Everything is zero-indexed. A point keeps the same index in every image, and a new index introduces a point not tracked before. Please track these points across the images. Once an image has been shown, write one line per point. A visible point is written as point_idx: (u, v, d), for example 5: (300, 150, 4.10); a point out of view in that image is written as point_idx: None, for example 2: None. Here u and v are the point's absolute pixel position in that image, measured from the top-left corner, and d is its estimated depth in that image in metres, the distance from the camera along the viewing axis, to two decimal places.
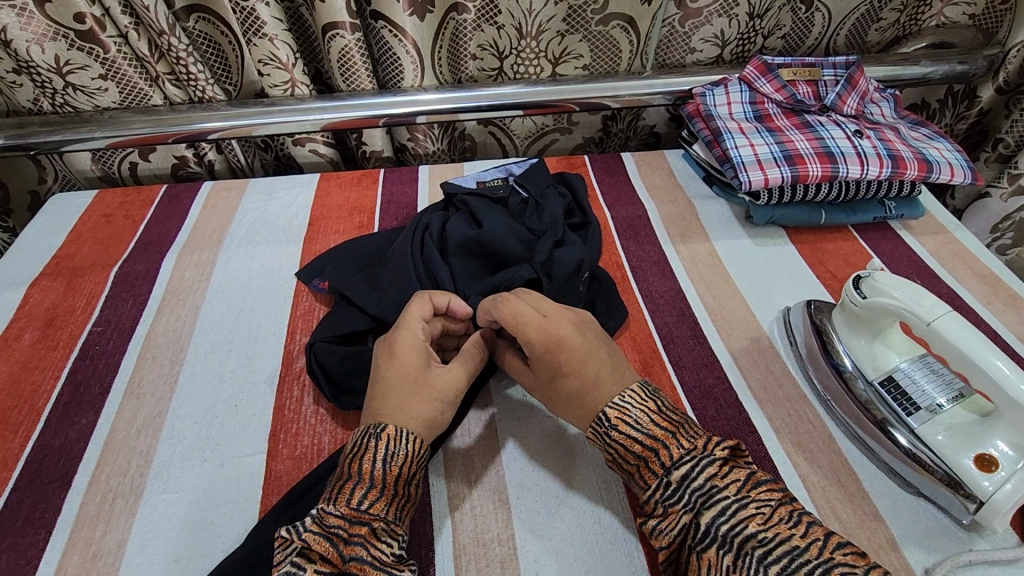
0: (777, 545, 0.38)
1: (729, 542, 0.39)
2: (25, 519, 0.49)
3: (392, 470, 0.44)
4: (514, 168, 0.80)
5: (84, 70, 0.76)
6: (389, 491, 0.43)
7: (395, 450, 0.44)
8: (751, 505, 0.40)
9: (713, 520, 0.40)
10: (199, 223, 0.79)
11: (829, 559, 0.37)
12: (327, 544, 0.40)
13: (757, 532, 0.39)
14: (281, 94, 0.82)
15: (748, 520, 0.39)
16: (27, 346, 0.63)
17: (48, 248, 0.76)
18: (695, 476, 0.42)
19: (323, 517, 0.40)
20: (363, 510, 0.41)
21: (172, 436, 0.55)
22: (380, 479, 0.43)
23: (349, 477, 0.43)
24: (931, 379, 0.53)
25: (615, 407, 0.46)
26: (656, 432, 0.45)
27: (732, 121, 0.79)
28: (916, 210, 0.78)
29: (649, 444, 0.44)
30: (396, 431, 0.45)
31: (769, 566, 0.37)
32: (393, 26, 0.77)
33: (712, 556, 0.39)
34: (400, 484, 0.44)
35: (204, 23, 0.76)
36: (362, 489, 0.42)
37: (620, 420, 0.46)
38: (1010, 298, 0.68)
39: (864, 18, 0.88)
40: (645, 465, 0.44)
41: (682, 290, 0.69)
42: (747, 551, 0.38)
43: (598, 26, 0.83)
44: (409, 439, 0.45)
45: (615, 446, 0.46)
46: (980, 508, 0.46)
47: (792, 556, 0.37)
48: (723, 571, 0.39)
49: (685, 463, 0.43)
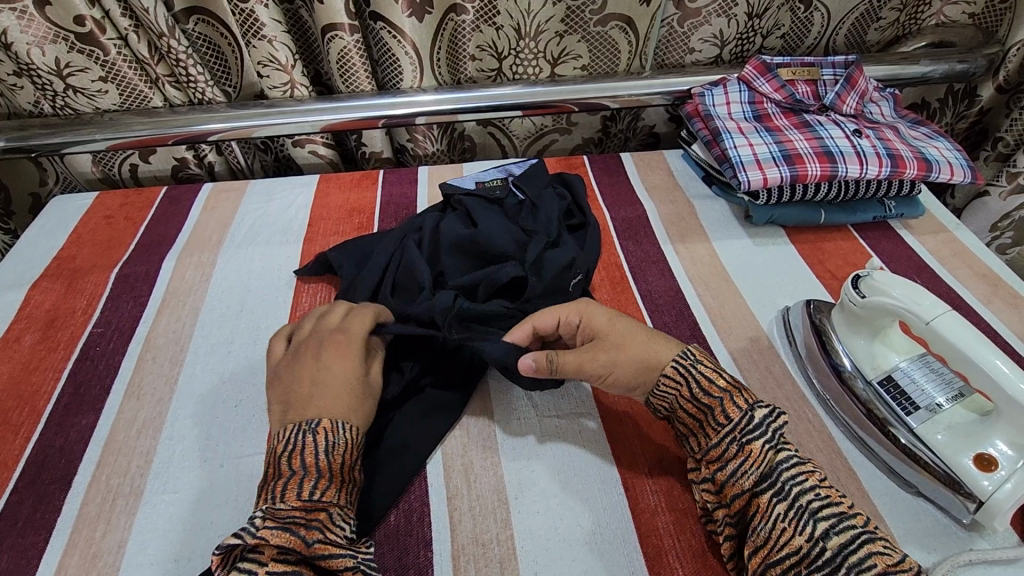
0: (829, 505, 0.41)
1: (786, 491, 0.42)
2: (26, 520, 0.49)
3: (336, 459, 0.44)
4: (514, 168, 0.80)
5: (84, 73, 0.77)
6: (338, 478, 0.44)
7: (335, 440, 0.45)
8: (808, 463, 0.44)
9: (779, 465, 0.43)
10: (200, 225, 0.79)
11: (872, 531, 0.40)
12: (288, 534, 0.39)
13: (814, 487, 0.42)
14: (280, 95, 0.83)
15: (808, 474, 0.43)
16: (27, 347, 0.63)
17: (49, 250, 0.76)
18: (773, 421, 0.45)
19: (275, 512, 0.40)
20: (315, 499, 0.42)
21: (171, 437, 0.55)
22: (327, 468, 0.43)
23: (290, 472, 0.43)
24: (931, 379, 0.53)
25: (696, 350, 0.50)
26: (737, 380, 0.48)
27: (731, 121, 0.79)
28: (916, 209, 0.78)
29: (732, 384, 0.47)
30: (331, 422, 0.45)
31: (819, 521, 0.40)
32: (392, 28, 0.77)
33: (766, 501, 0.42)
34: (347, 471, 0.45)
35: (203, 25, 0.77)
36: (311, 480, 0.42)
37: (704, 358, 0.49)
38: (1011, 297, 0.67)
39: (863, 18, 0.88)
40: (729, 399, 0.46)
41: (681, 289, 0.69)
42: (802, 502, 0.41)
43: (596, 26, 0.83)
44: (345, 428, 0.46)
45: (701, 377, 0.47)
46: (980, 507, 0.46)
47: (841, 517, 0.40)
48: (775, 516, 0.41)
49: (765, 406, 0.46)
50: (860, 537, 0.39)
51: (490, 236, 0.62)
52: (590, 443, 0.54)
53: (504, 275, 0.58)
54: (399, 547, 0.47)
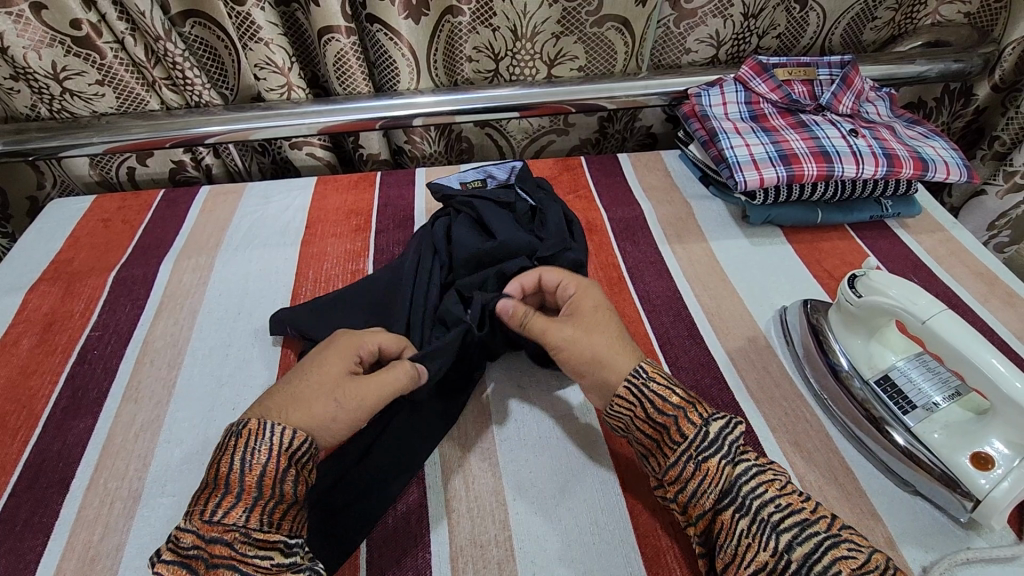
0: (791, 514, 0.41)
1: (747, 506, 0.42)
2: (24, 524, 0.49)
3: (251, 469, 0.42)
4: (495, 170, 0.77)
5: (81, 76, 0.77)
6: (251, 494, 0.41)
7: (255, 447, 0.42)
8: (769, 472, 0.44)
9: (737, 479, 0.43)
10: (197, 228, 0.79)
11: (837, 535, 0.40)
12: (183, 570, 0.39)
13: (774, 497, 0.42)
14: (277, 97, 0.83)
15: (768, 485, 0.43)
16: (25, 351, 0.63)
17: (46, 253, 0.76)
18: (728, 433, 0.45)
19: (177, 540, 0.40)
20: (217, 520, 0.40)
21: (169, 440, 0.55)
22: (238, 482, 0.41)
23: (209, 485, 0.42)
24: (927, 378, 0.53)
25: (650, 365, 0.49)
26: (691, 394, 0.47)
27: (728, 122, 0.79)
28: (913, 209, 0.79)
29: (684, 400, 0.46)
30: (255, 426, 0.43)
31: (782, 534, 0.40)
32: (389, 30, 0.77)
33: (728, 518, 0.42)
34: (269, 482, 0.42)
35: (200, 28, 0.77)
36: (218, 498, 0.41)
37: (656, 374, 0.48)
38: (1007, 296, 0.67)
39: (859, 17, 0.89)
40: (682, 416, 0.45)
41: (679, 290, 0.69)
42: (764, 516, 0.41)
43: (592, 27, 0.83)
44: (273, 431, 0.43)
45: (653, 397, 0.47)
46: (977, 506, 0.46)
47: (803, 526, 0.41)
48: (739, 532, 0.41)
49: (719, 418, 0.45)
50: (824, 545, 0.40)
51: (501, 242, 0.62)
52: (589, 444, 0.54)
53: (514, 267, 0.60)
54: (397, 549, 0.47)
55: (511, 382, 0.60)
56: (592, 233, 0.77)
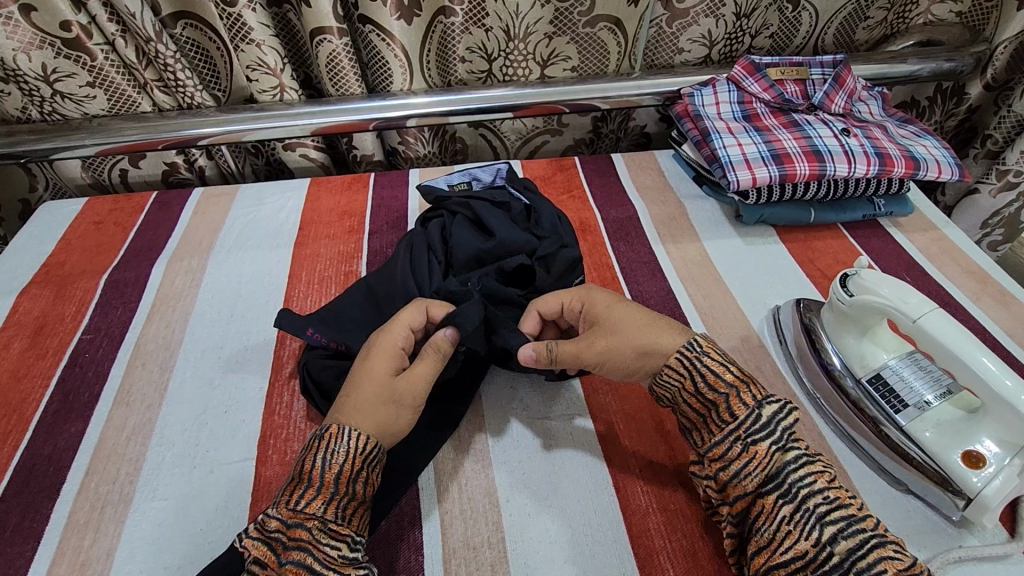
0: (838, 508, 0.41)
1: (792, 493, 0.42)
2: (14, 528, 0.49)
3: (332, 468, 0.43)
4: (480, 173, 0.77)
5: (72, 78, 0.76)
6: (329, 490, 0.42)
7: (336, 448, 0.44)
8: (817, 462, 0.43)
9: (785, 465, 0.43)
10: (190, 230, 0.79)
11: (884, 536, 0.40)
12: (265, 549, 0.40)
13: (824, 488, 0.42)
14: (270, 99, 0.83)
15: (817, 475, 0.42)
16: (16, 355, 0.63)
17: (38, 256, 0.75)
18: (783, 417, 0.44)
19: (264, 522, 0.41)
20: (297, 510, 0.41)
21: (161, 443, 0.55)
22: (319, 478, 0.43)
23: (293, 478, 0.43)
24: (919, 376, 0.53)
25: (704, 341, 0.50)
26: (744, 374, 0.47)
27: (720, 121, 0.79)
28: (905, 208, 0.79)
29: (738, 379, 0.47)
30: (337, 428, 0.45)
31: (826, 526, 0.40)
32: (381, 32, 0.77)
33: (771, 502, 0.42)
34: (343, 482, 0.43)
35: (191, 30, 0.76)
36: (301, 489, 0.42)
37: (711, 349, 0.49)
38: (999, 294, 0.68)
39: (851, 17, 0.89)
40: (735, 394, 0.46)
41: (672, 290, 0.69)
42: (808, 505, 0.41)
43: (585, 27, 0.83)
44: (352, 436, 0.44)
45: (706, 371, 0.47)
46: (969, 505, 0.46)
47: (850, 521, 0.40)
48: (780, 518, 0.41)
49: (773, 403, 0.45)
50: (870, 542, 0.39)
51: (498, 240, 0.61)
52: (584, 445, 0.54)
53: (513, 263, 0.60)
54: (390, 552, 0.47)
55: (503, 384, 0.60)
56: (585, 233, 0.77)
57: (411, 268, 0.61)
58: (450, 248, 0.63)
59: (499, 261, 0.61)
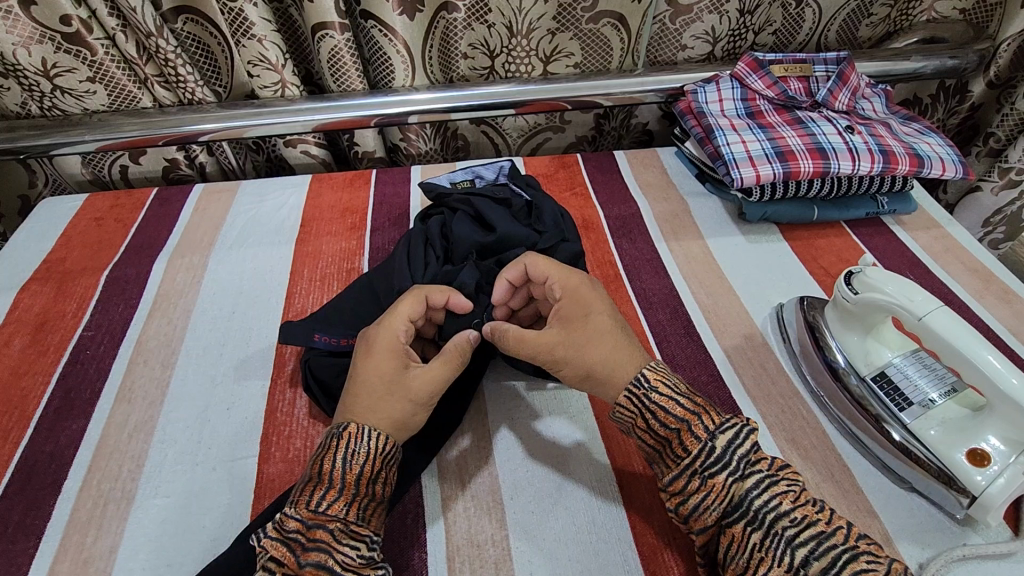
0: (807, 528, 0.40)
1: (759, 520, 0.41)
2: (16, 526, 0.49)
3: (352, 469, 0.43)
4: (483, 171, 0.77)
5: (72, 73, 0.76)
6: (350, 491, 0.43)
7: (356, 448, 0.44)
8: (782, 482, 0.42)
9: (748, 493, 0.41)
10: (191, 227, 0.79)
11: (854, 547, 0.39)
12: (284, 549, 0.40)
13: (790, 510, 0.41)
14: (271, 94, 0.82)
15: (781, 498, 0.41)
16: (17, 352, 0.63)
17: (38, 253, 0.75)
18: (739, 444, 0.43)
19: (282, 523, 0.41)
20: (318, 512, 0.41)
21: (164, 441, 0.55)
22: (339, 479, 0.43)
23: (312, 479, 0.43)
24: (924, 374, 0.53)
25: (653, 370, 0.47)
26: (696, 399, 0.45)
27: (724, 118, 0.79)
28: (909, 205, 0.79)
29: (689, 411, 0.44)
30: (356, 428, 0.45)
31: (797, 549, 0.39)
32: (383, 26, 0.76)
33: (739, 531, 0.41)
34: (364, 483, 0.43)
35: (192, 25, 0.76)
36: (321, 490, 0.42)
37: (660, 382, 0.46)
38: (1002, 292, 0.68)
39: (856, 14, 0.88)
40: (686, 429, 0.44)
41: (676, 288, 0.69)
42: (777, 530, 0.40)
43: (588, 23, 0.82)
44: (371, 436, 0.45)
45: (655, 409, 0.45)
46: (973, 502, 0.46)
47: (820, 540, 0.39)
48: (751, 547, 0.40)
49: (727, 429, 0.43)
50: (843, 560, 0.38)
51: (501, 237, 0.61)
52: (588, 442, 0.54)
53: (512, 254, 0.60)
54: (395, 550, 0.47)
55: (507, 382, 0.59)
56: (588, 231, 0.76)
57: (412, 263, 0.60)
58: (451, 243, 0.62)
59: (500, 253, 0.61)
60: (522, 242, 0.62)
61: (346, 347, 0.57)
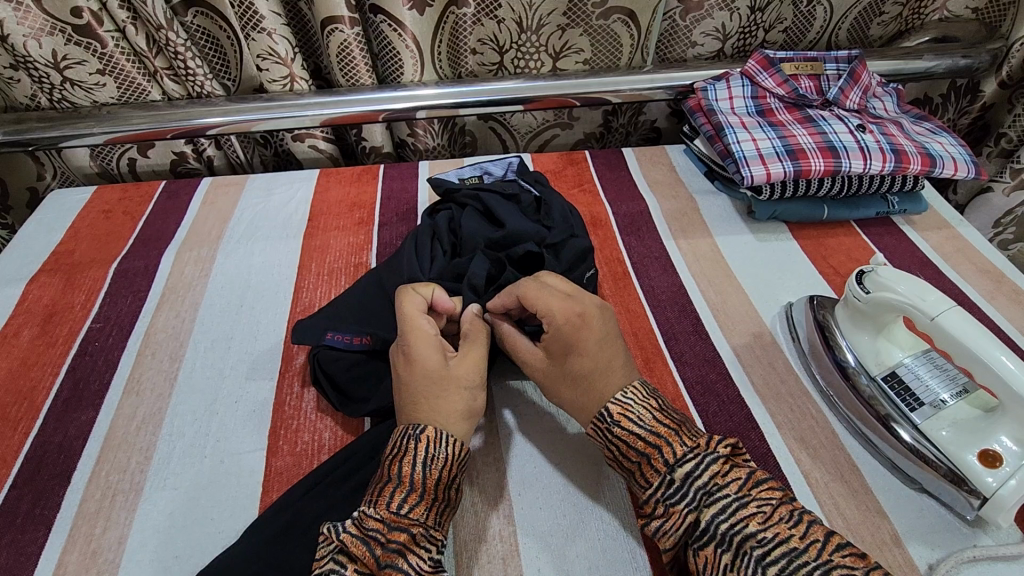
0: (776, 546, 0.38)
1: (727, 541, 0.39)
2: (25, 516, 0.49)
3: (432, 474, 0.43)
4: (492, 167, 0.77)
5: (82, 65, 0.76)
6: (429, 495, 0.43)
7: (435, 453, 0.44)
8: (750, 505, 0.41)
9: (714, 518, 0.40)
10: (199, 220, 0.79)
11: (827, 562, 0.37)
12: (363, 548, 0.40)
13: (757, 531, 0.39)
14: (280, 89, 0.81)
15: (748, 519, 0.40)
16: (26, 342, 0.63)
17: (47, 245, 0.75)
18: (699, 474, 0.42)
19: (362, 520, 0.41)
20: (399, 514, 0.41)
21: (172, 433, 0.55)
22: (419, 483, 0.43)
23: (389, 479, 0.43)
24: (935, 375, 0.53)
25: (618, 403, 0.46)
26: (658, 429, 0.45)
27: (734, 116, 0.78)
28: (920, 205, 0.78)
29: (652, 441, 0.44)
30: (435, 432, 0.44)
31: (766, 568, 0.38)
32: (392, 20, 0.76)
33: (710, 554, 0.40)
34: (441, 488, 0.43)
35: (202, 18, 0.76)
36: (401, 492, 0.42)
37: (623, 416, 0.46)
38: (1014, 293, 0.67)
39: (867, 11, 0.88)
40: (647, 461, 0.44)
41: (684, 285, 0.68)
42: (745, 550, 0.39)
43: (598, 19, 0.82)
44: (448, 442, 0.45)
45: (618, 441, 0.45)
46: (984, 504, 0.46)
47: (791, 557, 0.38)
48: (721, 569, 0.39)
49: (688, 460, 0.43)
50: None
51: (510, 233, 0.61)
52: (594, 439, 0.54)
53: (522, 250, 0.59)
54: None
55: (515, 377, 0.59)
56: (596, 227, 0.76)
57: (420, 257, 0.61)
58: (460, 238, 0.62)
59: (508, 247, 0.60)
60: (533, 239, 0.61)
61: (359, 346, 0.57)
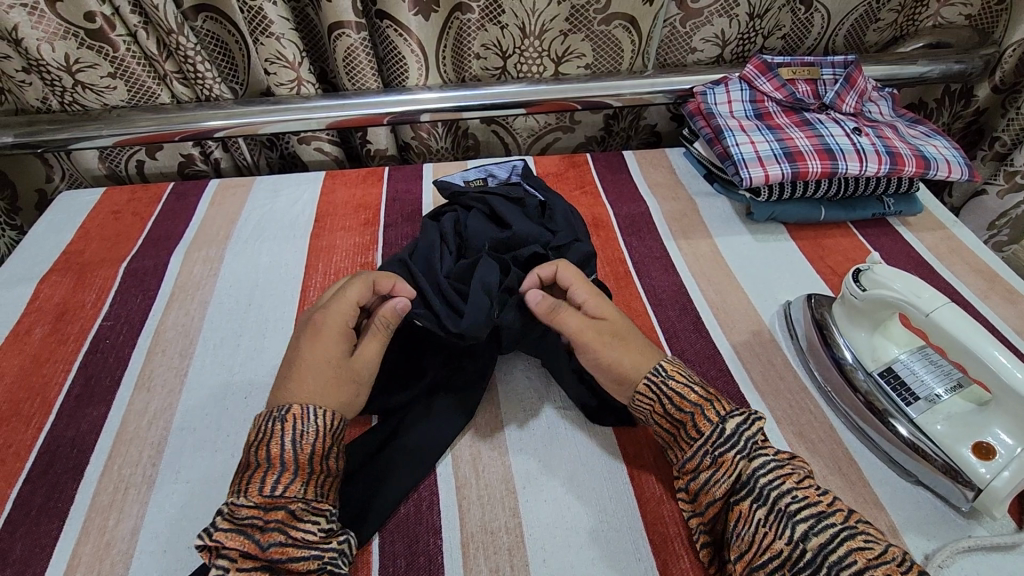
0: (807, 505, 0.41)
1: (765, 496, 0.42)
2: (39, 509, 0.50)
3: (303, 449, 0.45)
4: (496, 169, 0.78)
5: (94, 69, 0.77)
6: (305, 470, 0.44)
7: (303, 429, 0.45)
8: (788, 466, 0.44)
9: (755, 472, 0.44)
10: (207, 220, 0.80)
11: (853, 526, 0.40)
12: (241, 538, 0.41)
13: (792, 489, 0.43)
14: (287, 92, 0.83)
15: (785, 477, 0.43)
16: (38, 340, 0.64)
17: (57, 245, 0.76)
18: (745, 429, 0.46)
19: (233, 512, 0.42)
20: (273, 496, 0.43)
21: (183, 428, 0.56)
22: (292, 461, 0.44)
23: (258, 465, 0.44)
24: (930, 370, 0.54)
25: (669, 364, 0.50)
26: (709, 391, 0.48)
27: (733, 119, 0.80)
28: (915, 207, 0.79)
29: (703, 398, 0.48)
30: (301, 409, 0.46)
31: (797, 524, 0.41)
32: (398, 26, 0.78)
33: (746, 508, 0.43)
34: (318, 460, 0.45)
35: (212, 23, 0.78)
36: (273, 474, 0.43)
37: (676, 372, 0.49)
38: (1007, 292, 0.69)
39: (863, 18, 0.90)
40: (699, 413, 0.47)
41: (684, 285, 0.70)
42: (781, 506, 0.42)
43: (600, 25, 0.84)
44: (318, 416, 0.47)
45: (671, 395, 0.48)
46: (978, 495, 0.47)
47: (819, 518, 0.41)
48: (756, 522, 0.42)
49: (736, 415, 0.46)
50: (841, 537, 0.40)
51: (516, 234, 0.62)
52: (597, 434, 0.55)
53: (528, 252, 0.60)
54: (409, 536, 0.48)
55: (520, 375, 0.60)
56: (598, 228, 0.78)
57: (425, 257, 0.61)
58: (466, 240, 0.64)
59: (513, 249, 0.62)
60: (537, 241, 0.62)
61: None
